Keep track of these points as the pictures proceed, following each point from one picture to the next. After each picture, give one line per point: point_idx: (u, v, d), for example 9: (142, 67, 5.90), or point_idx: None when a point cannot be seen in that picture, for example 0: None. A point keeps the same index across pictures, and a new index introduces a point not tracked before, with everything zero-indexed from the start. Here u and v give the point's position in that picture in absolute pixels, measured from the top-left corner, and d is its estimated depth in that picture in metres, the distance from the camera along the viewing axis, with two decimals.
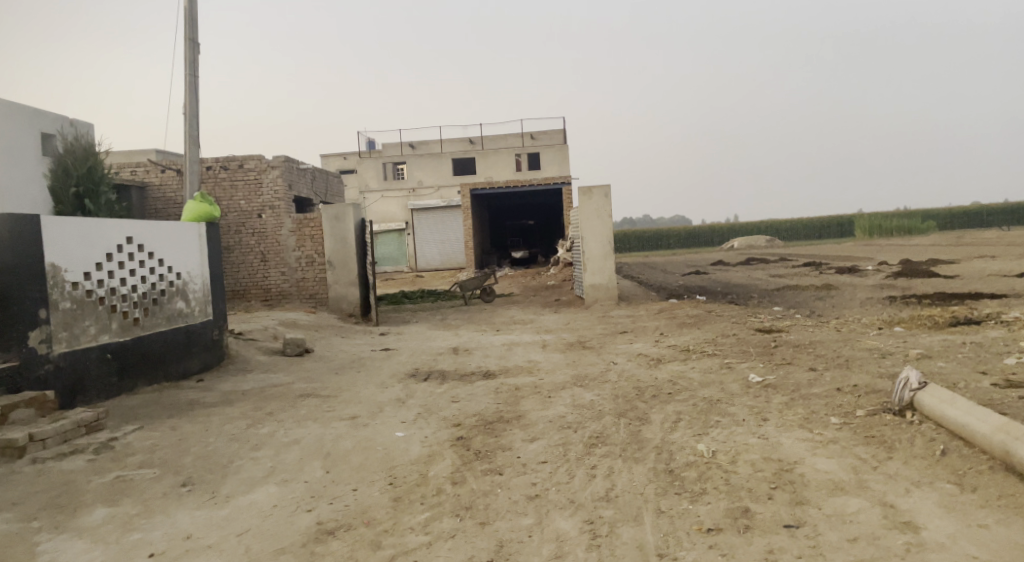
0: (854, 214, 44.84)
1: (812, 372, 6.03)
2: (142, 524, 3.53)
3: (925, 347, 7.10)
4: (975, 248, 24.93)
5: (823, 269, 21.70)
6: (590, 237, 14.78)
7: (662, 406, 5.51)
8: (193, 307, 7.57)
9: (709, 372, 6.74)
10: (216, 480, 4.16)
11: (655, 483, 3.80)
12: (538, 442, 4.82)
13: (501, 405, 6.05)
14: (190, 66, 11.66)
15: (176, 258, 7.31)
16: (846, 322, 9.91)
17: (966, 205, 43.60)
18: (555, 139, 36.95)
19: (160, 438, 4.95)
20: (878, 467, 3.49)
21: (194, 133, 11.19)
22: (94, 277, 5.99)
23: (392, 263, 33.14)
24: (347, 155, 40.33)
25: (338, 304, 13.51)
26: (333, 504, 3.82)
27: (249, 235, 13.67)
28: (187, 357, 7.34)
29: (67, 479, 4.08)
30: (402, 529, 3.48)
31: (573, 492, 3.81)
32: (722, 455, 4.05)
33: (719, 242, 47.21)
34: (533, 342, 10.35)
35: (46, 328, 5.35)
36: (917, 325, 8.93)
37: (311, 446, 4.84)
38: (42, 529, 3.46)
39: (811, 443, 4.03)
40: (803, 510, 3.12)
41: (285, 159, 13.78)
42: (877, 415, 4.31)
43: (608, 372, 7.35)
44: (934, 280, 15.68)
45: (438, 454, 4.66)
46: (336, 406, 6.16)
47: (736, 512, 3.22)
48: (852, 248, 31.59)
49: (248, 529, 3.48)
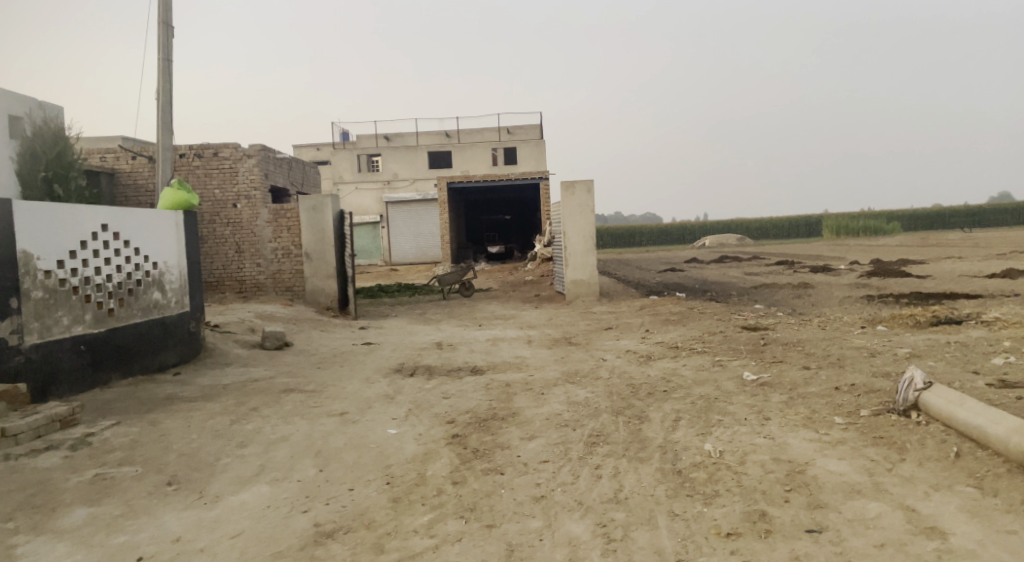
0: (822, 214, 45.74)
1: (807, 371, 6.02)
2: (127, 525, 3.31)
3: (912, 346, 7.16)
4: (942, 249, 25.57)
5: (796, 268, 22.00)
6: (572, 233, 14.69)
7: (659, 404, 5.44)
8: (169, 298, 7.26)
9: (701, 369, 6.69)
10: (203, 479, 3.95)
11: (663, 484, 3.70)
12: (536, 441, 4.70)
13: (493, 402, 5.92)
14: (164, 50, 11.26)
15: (152, 247, 7.01)
16: (828, 320, 9.98)
17: (930, 206, 44.79)
18: (531, 134, 37.00)
19: (140, 434, 4.71)
20: (892, 469, 3.46)
21: (167, 119, 10.80)
22: (68, 265, 5.70)
23: (366, 257, 32.66)
24: (321, 146, 39.69)
25: (315, 297, 13.22)
26: (330, 504, 3.64)
27: (223, 225, 13.28)
28: (163, 349, 7.05)
29: (43, 477, 3.84)
30: (405, 532, 3.32)
31: (580, 493, 3.70)
32: (729, 455, 3.98)
33: (691, 240, 47.74)
34: (517, 338, 10.23)
35: (17, 319, 5.05)
36: (899, 324, 9.03)
37: (301, 443, 4.65)
38: (18, 531, 3.22)
39: (819, 442, 3.98)
40: (824, 515, 3.07)
41: (261, 147, 13.38)
42: (882, 415, 4.30)
43: (599, 369, 7.25)
44: (907, 280, 15.95)
45: (434, 453, 4.50)
46: (322, 402, 5.94)
47: (753, 516, 3.14)
48: (822, 248, 32.09)
49: (241, 532, 3.29)
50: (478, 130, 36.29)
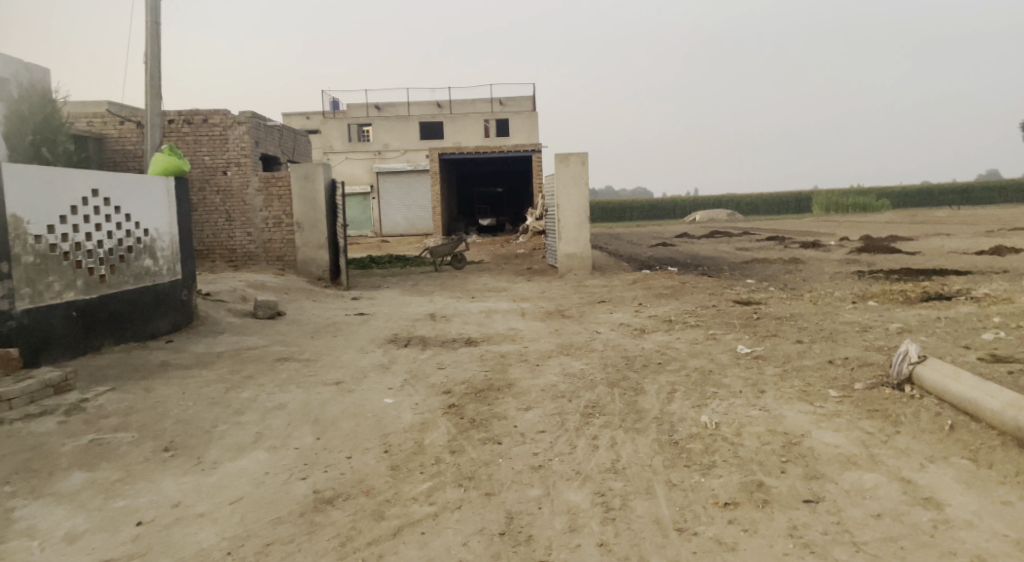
0: (813, 191, 45.86)
1: (800, 344, 6.07)
2: (126, 490, 3.30)
3: (903, 321, 7.22)
4: (931, 226, 25.74)
5: (787, 243, 22.08)
6: (566, 205, 14.62)
7: (655, 376, 5.47)
8: (161, 266, 7.18)
9: (695, 343, 6.73)
10: (200, 446, 3.94)
11: (661, 454, 3.73)
12: (533, 411, 4.72)
13: (489, 372, 5.94)
14: (152, 12, 10.96)
15: (143, 213, 6.91)
16: (819, 295, 10.05)
17: (920, 184, 45.03)
18: (524, 106, 36.70)
19: (135, 400, 4.68)
20: (888, 441, 3.52)
21: (157, 85, 10.56)
22: (59, 231, 5.60)
23: (357, 227, 32.42)
24: (310, 115, 39.13)
25: (307, 267, 13.11)
26: (329, 472, 3.65)
27: (213, 193, 13.12)
28: (155, 317, 6.99)
29: (38, 442, 3.81)
30: (405, 499, 3.34)
31: (578, 463, 3.73)
32: (725, 427, 4.01)
33: (681, 215, 47.84)
34: (511, 310, 10.22)
35: (8, 284, 4.98)
36: (890, 299, 9.11)
37: (298, 412, 4.64)
38: (15, 494, 3.21)
39: (814, 415, 4.02)
40: (820, 485, 3.12)
41: (252, 114, 13.16)
42: (876, 389, 4.36)
43: (593, 341, 7.28)
44: (896, 256, 16.04)
45: (431, 422, 4.51)
46: (318, 371, 5.93)
47: (751, 486, 3.18)
48: (812, 224, 32.18)
49: (241, 497, 3.28)
50: (470, 101, 35.96)
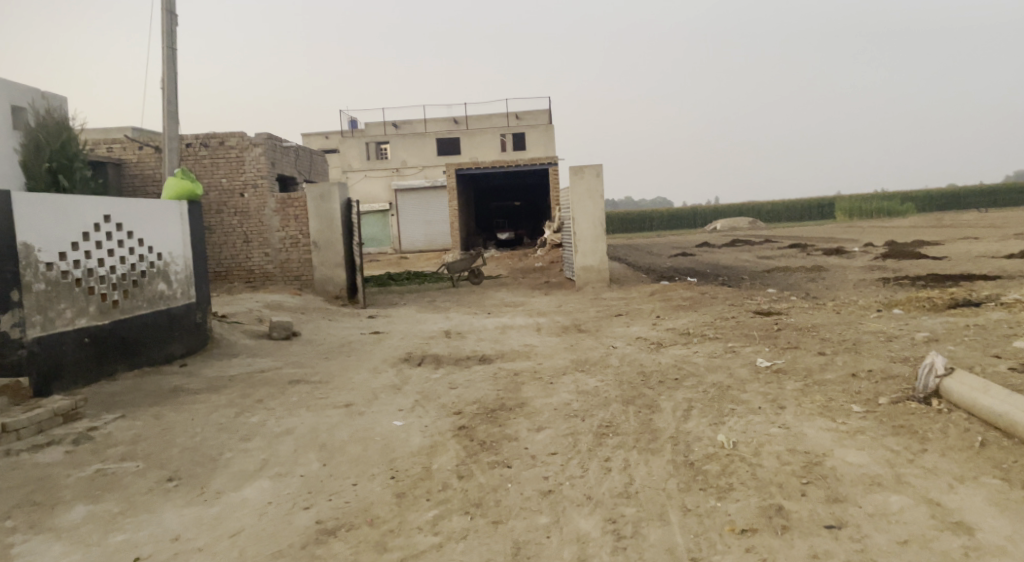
0: (835, 196, 45.21)
1: (822, 357, 5.86)
2: (126, 524, 3.24)
3: (929, 329, 6.98)
4: (958, 229, 25.15)
5: (810, 251, 21.71)
6: (581, 218, 14.50)
7: (671, 393, 5.31)
8: (175, 290, 7.21)
9: (714, 356, 6.55)
10: (205, 475, 3.88)
11: (676, 477, 3.58)
12: (545, 432, 4.59)
13: (501, 391, 5.82)
14: (168, 38, 11.15)
15: (156, 237, 6.95)
16: (843, 304, 9.80)
17: (945, 186, 44.22)
18: (540, 119, 36.76)
19: (143, 428, 4.65)
20: (914, 460, 3.34)
21: (174, 109, 10.71)
22: (70, 257, 5.63)
23: (376, 244, 32.55)
24: (330, 134, 39.62)
25: (324, 286, 13.15)
26: (333, 500, 3.57)
27: (230, 215, 13.23)
28: (169, 340, 7.01)
29: (43, 474, 3.78)
30: (409, 528, 3.24)
31: (589, 487, 3.59)
32: (743, 446, 3.85)
33: (702, 224, 47.49)
34: (526, 326, 10.10)
35: (19, 312, 5.00)
36: (916, 307, 8.83)
37: (305, 436, 4.57)
38: (16, 530, 3.17)
39: (837, 432, 3.85)
40: (843, 509, 2.95)
41: (268, 136, 13.31)
42: (902, 403, 4.17)
43: (609, 357, 7.13)
44: (922, 261, 15.67)
45: (440, 445, 4.41)
46: (328, 393, 5.87)
47: (769, 511, 3.02)
48: (836, 230, 31.66)
49: (242, 530, 3.21)
50: (486, 116, 36.13)
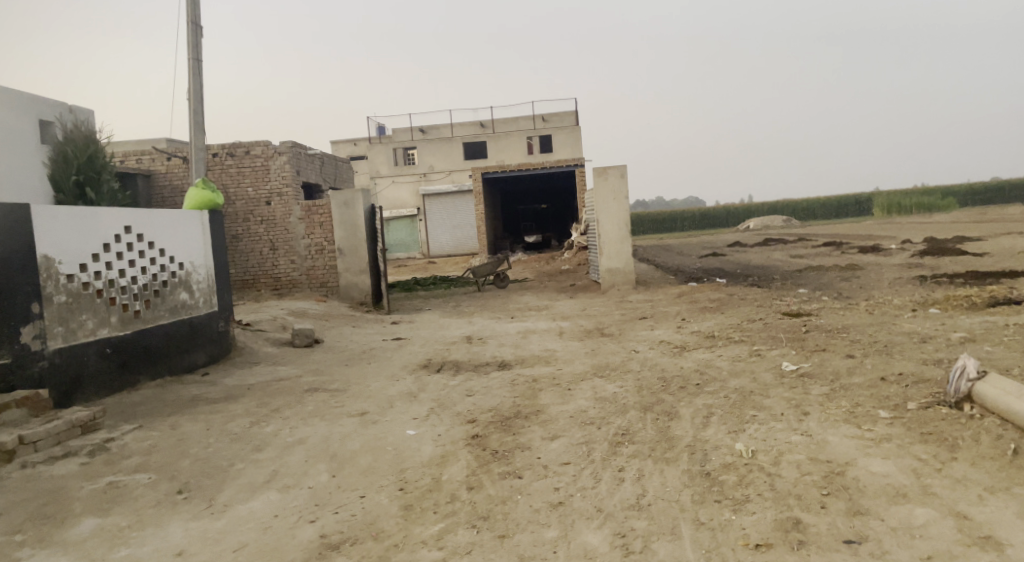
0: (872, 192, 44.06)
1: (851, 360, 5.62)
2: (132, 538, 3.24)
3: (967, 329, 6.67)
4: (1002, 224, 24.23)
5: (845, 248, 21.19)
6: (606, 219, 14.33)
7: (691, 399, 5.14)
8: (197, 299, 7.29)
9: (738, 360, 6.36)
10: (214, 487, 3.87)
11: (690, 488, 3.44)
12: (558, 441, 4.48)
13: (518, 399, 5.73)
14: (193, 50, 11.34)
15: (178, 247, 7.04)
16: (876, 303, 9.47)
17: (988, 180, 42.79)
18: (566, 121, 36.56)
19: (159, 439, 4.68)
20: (942, 469, 3.15)
21: (199, 120, 10.89)
22: (91, 269, 5.73)
23: (404, 250, 32.75)
24: (358, 142, 40.04)
25: (349, 292, 13.20)
26: (339, 513, 3.51)
27: (257, 223, 13.41)
28: (191, 349, 7.08)
29: (56, 486, 3.81)
30: (413, 543, 3.16)
31: (600, 499, 3.47)
32: (762, 455, 3.69)
33: (734, 223, 46.70)
34: (549, 330, 9.99)
35: (40, 323, 5.09)
36: (953, 306, 8.48)
37: (317, 447, 4.54)
38: (24, 544, 3.18)
39: (861, 440, 3.66)
40: (864, 523, 2.79)
41: (292, 144, 13.49)
42: (932, 408, 3.96)
43: (630, 361, 6.97)
44: (962, 258, 15.11)
45: (451, 455, 4.33)
46: (344, 402, 5.84)
47: (786, 524, 2.87)
48: (872, 227, 30.83)
49: (245, 544, 3.17)
50: (512, 119, 36.12)
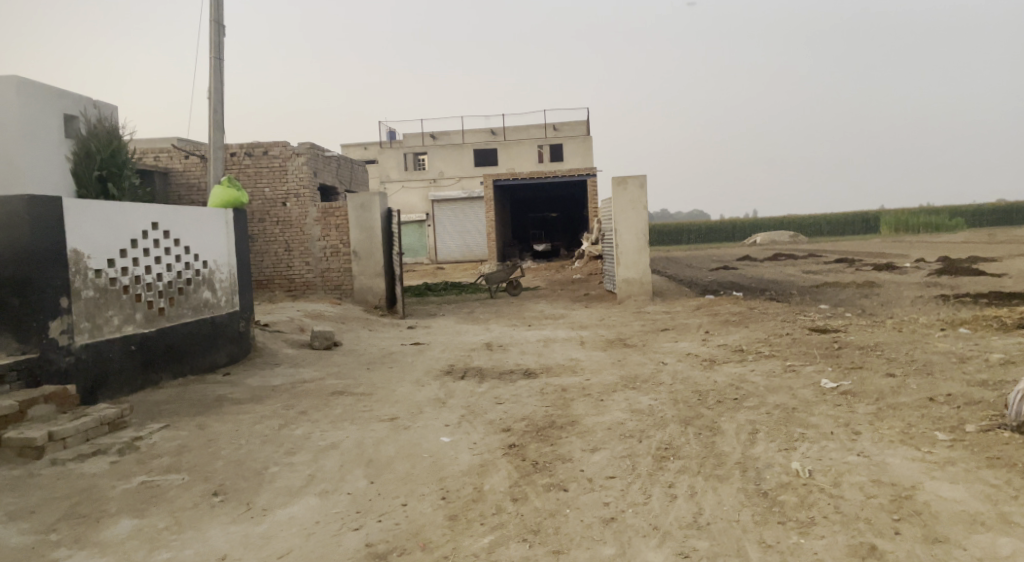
0: (880, 211, 43.93)
1: (893, 378, 5.49)
2: (172, 541, 3.12)
3: (1005, 350, 6.52)
4: (1013, 245, 24.07)
5: (858, 265, 21.03)
6: (624, 229, 14.21)
7: (732, 414, 5.01)
8: (219, 297, 7.19)
9: (773, 375, 6.21)
10: (250, 489, 3.76)
11: (750, 508, 3.31)
12: (600, 453, 4.35)
13: (550, 408, 5.60)
14: (216, 49, 11.32)
15: (202, 245, 6.95)
16: (903, 322, 9.31)
17: (997, 201, 42.65)
18: (577, 130, 36.48)
19: (189, 439, 4.57)
20: (1018, 496, 3.02)
21: (219, 119, 10.85)
22: (118, 265, 5.64)
23: (412, 255, 32.69)
24: (367, 146, 40.04)
25: (363, 296, 13.10)
26: (383, 521, 3.39)
27: (273, 224, 13.33)
28: (213, 349, 6.97)
29: (89, 485, 3.70)
30: (464, 555, 3.04)
31: (654, 516, 3.34)
32: (821, 476, 3.55)
33: (741, 237, 46.52)
34: (569, 339, 9.85)
35: (67, 319, 5.00)
36: (984, 326, 8.31)
37: (352, 451, 4.42)
38: (60, 545, 3.06)
39: (924, 463, 3.53)
40: (946, 551, 2.66)
41: (310, 145, 13.44)
42: (992, 432, 3.83)
43: (660, 374, 6.83)
44: (980, 278, 14.96)
45: (491, 464, 4.21)
46: (372, 406, 5.72)
47: (862, 550, 2.74)
48: (882, 245, 30.62)
49: (291, 550, 3.06)
50: (524, 127, 36.11)
